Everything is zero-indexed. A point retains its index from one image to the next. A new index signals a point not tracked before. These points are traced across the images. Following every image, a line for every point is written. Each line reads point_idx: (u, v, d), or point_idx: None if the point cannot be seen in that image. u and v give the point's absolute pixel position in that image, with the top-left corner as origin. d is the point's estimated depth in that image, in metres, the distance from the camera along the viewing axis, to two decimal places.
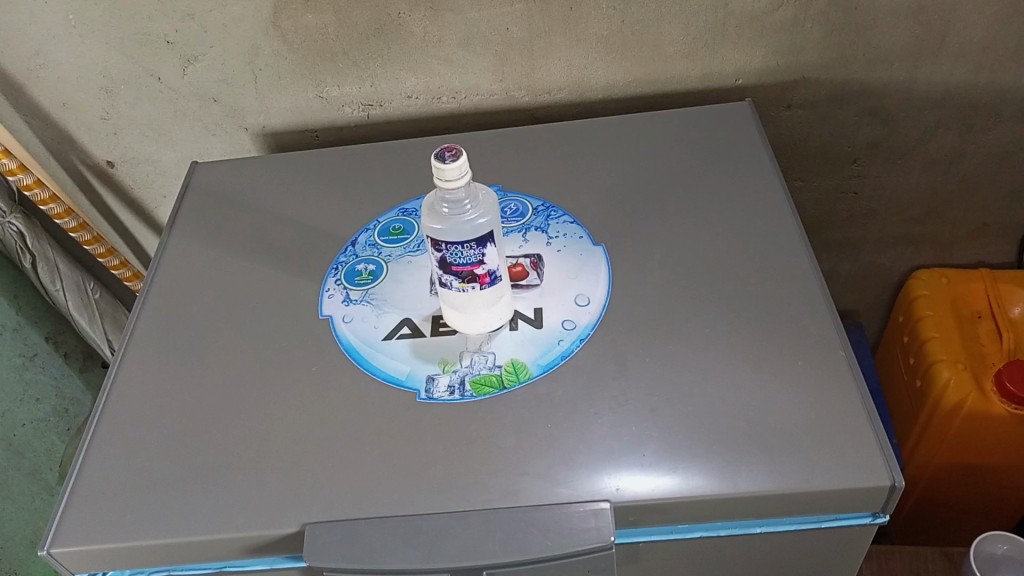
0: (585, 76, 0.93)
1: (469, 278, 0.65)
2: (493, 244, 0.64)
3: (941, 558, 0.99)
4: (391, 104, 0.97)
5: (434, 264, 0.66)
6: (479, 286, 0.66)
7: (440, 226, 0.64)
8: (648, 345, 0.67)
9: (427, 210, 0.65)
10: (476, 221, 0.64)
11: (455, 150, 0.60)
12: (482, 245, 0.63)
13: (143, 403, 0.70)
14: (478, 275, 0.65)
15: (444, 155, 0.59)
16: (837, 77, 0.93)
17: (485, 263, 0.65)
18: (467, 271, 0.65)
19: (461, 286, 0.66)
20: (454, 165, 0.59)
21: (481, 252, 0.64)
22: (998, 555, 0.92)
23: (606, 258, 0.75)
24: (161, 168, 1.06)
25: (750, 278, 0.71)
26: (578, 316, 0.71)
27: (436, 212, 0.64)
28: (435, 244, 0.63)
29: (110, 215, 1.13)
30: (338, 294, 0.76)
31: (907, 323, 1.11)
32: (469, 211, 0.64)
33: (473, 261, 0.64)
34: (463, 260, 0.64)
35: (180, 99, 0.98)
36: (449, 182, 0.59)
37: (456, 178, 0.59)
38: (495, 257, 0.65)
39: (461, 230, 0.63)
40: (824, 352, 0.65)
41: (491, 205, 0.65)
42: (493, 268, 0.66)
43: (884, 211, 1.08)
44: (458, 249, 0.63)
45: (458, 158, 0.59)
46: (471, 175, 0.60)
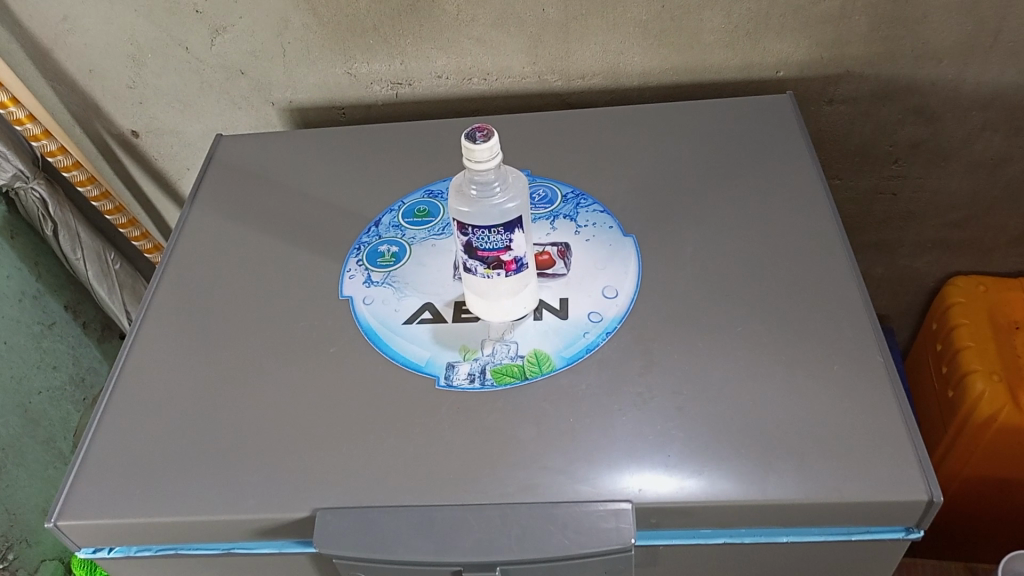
0: (620, 62, 0.91)
1: (494, 264, 0.63)
2: (521, 230, 0.62)
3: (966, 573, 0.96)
4: (420, 83, 0.95)
5: (459, 249, 0.64)
6: (505, 273, 0.64)
7: (467, 208, 0.62)
8: (676, 342, 0.65)
9: (455, 190, 0.63)
10: (505, 205, 0.62)
11: (486, 130, 0.58)
12: (509, 230, 0.61)
13: (157, 377, 0.69)
14: (503, 262, 0.63)
15: (474, 136, 0.57)
16: (881, 73, 0.89)
17: (511, 251, 0.63)
18: (493, 257, 0.63)
19: (485, 272, 0.64)
20: (484, 146, 0.57)
21: (508, 238, 0.61)
22: None
23: (636, 250, 0.73)
24: (186, 140, 1.05)
25: (787, 276, 0.68)
26: (605, 308, 0.68)
27: (464, 193, 0.62)
28: (461, 228, 0.61)
29: (133, 186, 1.12)
30: (359, 275, 0.74)
31: (941, 331, 1.08)
32: (498, 193, 0.62)
33: (499, 247, 0.62)
34: (490, 245, 0.62)
35: (206, 70, 0.96)
36: (479, 163, 0.57)
37: (485, 159, 0.57)
38: (523, 244, 0.63)
39: (489, 214, 0.61)
40: (861, 358, 0.62)
41: (522, 189, 0.63)
42: (520, 256, 0.64)
43: (923, 214, 1.05)
44: (485, 234, 0.61)
45: (489, 139, 0.57)
46: (501, 157, 0.58)
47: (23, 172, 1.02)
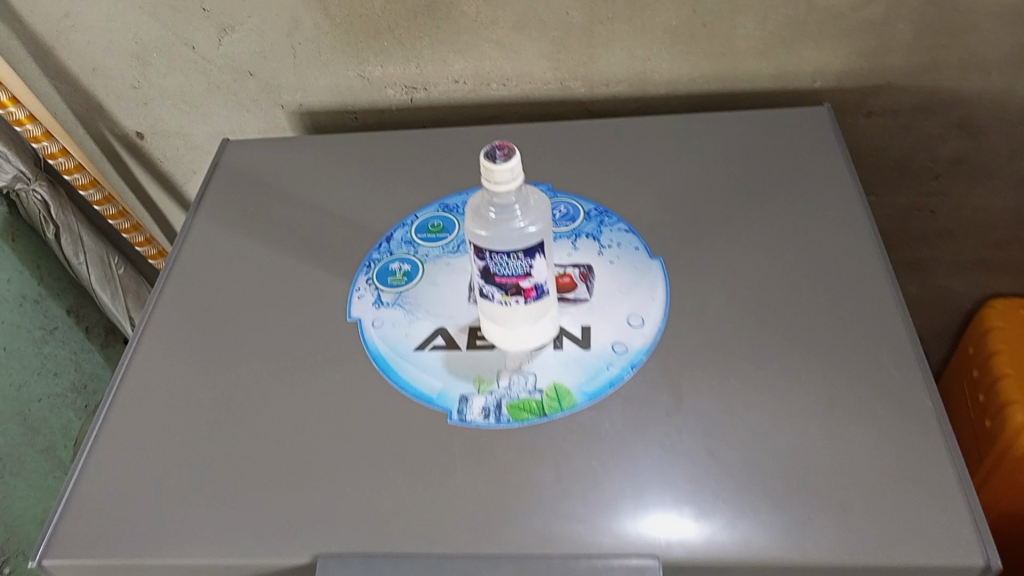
0: (648, 69, 0.86)
1: (513, 291, 0.58)
2: (543, 255, 0.57)
3: None
4: (436, 88, 0.91)
5: (476, 273, 0.59)
6: (524, 299, 0.59)
7: (485, 231, 0.57)
8: (706, 378, 0.60)
9: (472, 213, 0.58)
10: (528, 228, 0.57)
11: (507, 148, 0.53)
12: (530, 256, 0.56)
13: (153, 402, 0.65)
14: (523, 288, 0.58)
15: (494, 155, 0.52)
16: (925, 85, 0.84)
17: (531, 277, 0.58)
18: (512, 283, 0.58)
19: (503, 298, 0.59)
20: (505, 168, 0.52)
21: (529, 263, 0.56)
22: None
23: (664, 274, 0.68)
24: (191, 142, 1.01)
25: (826, 308, 0.64)
26: (631, 338, 0.64)
27: (482, 216, 0.58)
28: (478, 252, 0.56)
29: (138, 188, 1.09)
30: (368, 295, 0.70)
31: (979, 357, 1.04)
32: (521, 216, 0.57)
33: (519, 273, 0.57)
34: (509, 272, 0.57)
35: (213, 71, 0.92)
36: (500, 185, 0.52)
37: (506, 181, 0.52)
38: (545, 269, 0.58)
39: (510, 238, 0.57)
40: (908, 401, 0.57)
41: (545, 212, 0.59)
42: (541, 282, 0.59)
43: (962, 232, 1.00)
44: (503, 259, 0.56)
45: (510, 159, 0.52)
46: (523, 178, 0.53)
47: (24, 173, 0.96)
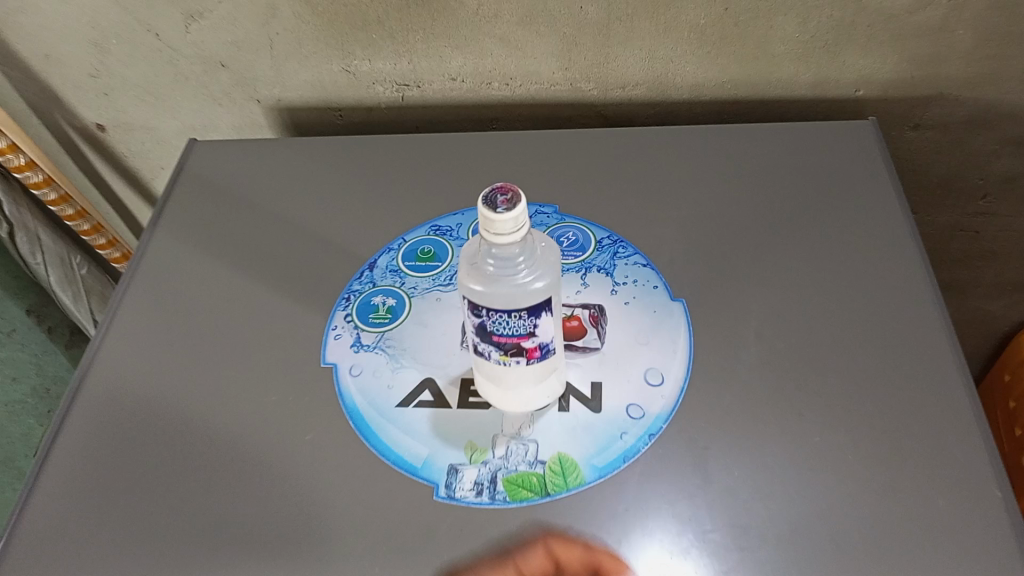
0: (669, 72, 0.76)
1: (512, 351, 0.50)
2: (549, 313, 0.48)
3: None
4: (431, 85, 0.81)
5: (470, 328, 0.50)
6: (525, 360, 0.50)
7: (481, 287, 0.49)
8: (735, 454, 0.52)
9: (467, 263, 0.50)
10: (533, 283, 0.49)
11: (511, 193, 0.44)
12: (534, 314, 0.47)
13: (95, 460, 0.57)
14: (525, 350, 0.50)
15: (496, 201, 0.43)
16: (982, 98, 0.74)
17: (534, 337, 0.49)
18: (512, 343, 0.49)
19: (500, 358, 0.50)
20: (507, 217, 0.43)
21: (533, 322, 0.48)
22: None
23: (687, 320, 0.59)
24: (159, 136, 0.91)
25: (875, 369, 0.55)
26: (648, 399, 0.55)
27: (478, 267, 0.49)
28: (473, 307, 0.48)
29: (101, 183, 0.99)
30: (346, 335, 0.61)
31: (1014, 388, 0.96)
32: (525, 270, 0.49)
33: (521, 333, 0.48)
34: (509, 331, 0.48)
35: (181, 61, 0.82)
36: (501, 237, 0.44)
37: (508, 232, 0.43)
38: (550, 327, 0.49)
39: (511, 296, 0.48)
40: (971, 492, 0.49)
41: (553, 265, 0.51)
42: (545, 341, 0.50)
43: (1007, 255, 0.91)
44: (503, 317, 0.47)
45: (515, 208, 0.43)
46: (528, 229, 0.44)
47: None
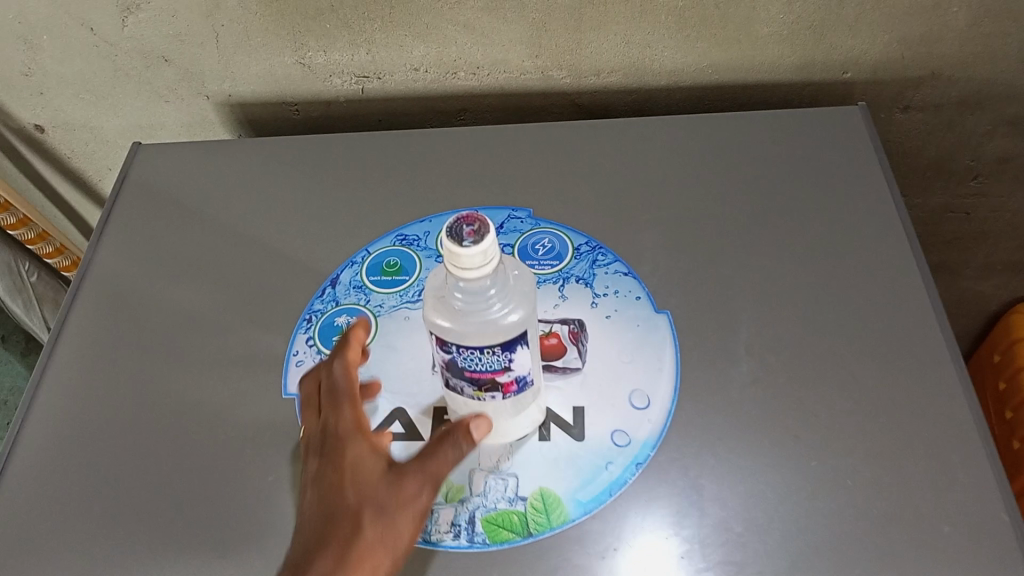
0: (646, 57, 0.71)
1: (487, 387, 0.46)
2: (527, 345, 0.44)
3: None
4: (392, 77, 0.75)
5: (439, 363, 0.46)
6: (500, 395, 0.47)
7: (449, 323, 0.44)
8: (729, 482, 0.49)
9: (433, 300, 0.46)
10: (508, 316, 0.44)
11: (478, 223, 0.39)
12: (510, 349, 0.43)
13: None
14: (501, 384, 0.46)
15: (461, 232, 0.39)
16: (976, 77, 0.71)
17: (511, 371, 0.45)
18: (487, 379, 0.45)
19: (474, 393, 0.47)
20: (476, 250, 0.38)
21: (509, 357, 0.44)
22: None
23: (672, 334, 0.55)
24: (103, 136, 0.85)
25: (873, 384, 0.52)
26: (634, 425, 0.52)
27: (446, 303, 0.45)
28: (442, 343, 0.43)
29: (45, 186, 0.93)
30: (309, 362, 0.58)
31: (1005, 367, 0.93)
32: (498, 302, 0.44)
33: (495, 368, 0.44)
34: (483, 367, 0.44)
35: (120, 57, 0.75)
36: (470, 270, 0.39)
37: (477, 266, 0.39)
38: (528, 360, 0.45)
39: (483, 332, 0.43)
40: (979, 515, 0.47)
41: (528, 294, 0.46)
42: (522, 374, 0.46)
43: (998, 235, 0.88)
44: (476, 353, 0.43)
45: (482, 239, 0.39)
46: (498, 262, 0.40)
47: None
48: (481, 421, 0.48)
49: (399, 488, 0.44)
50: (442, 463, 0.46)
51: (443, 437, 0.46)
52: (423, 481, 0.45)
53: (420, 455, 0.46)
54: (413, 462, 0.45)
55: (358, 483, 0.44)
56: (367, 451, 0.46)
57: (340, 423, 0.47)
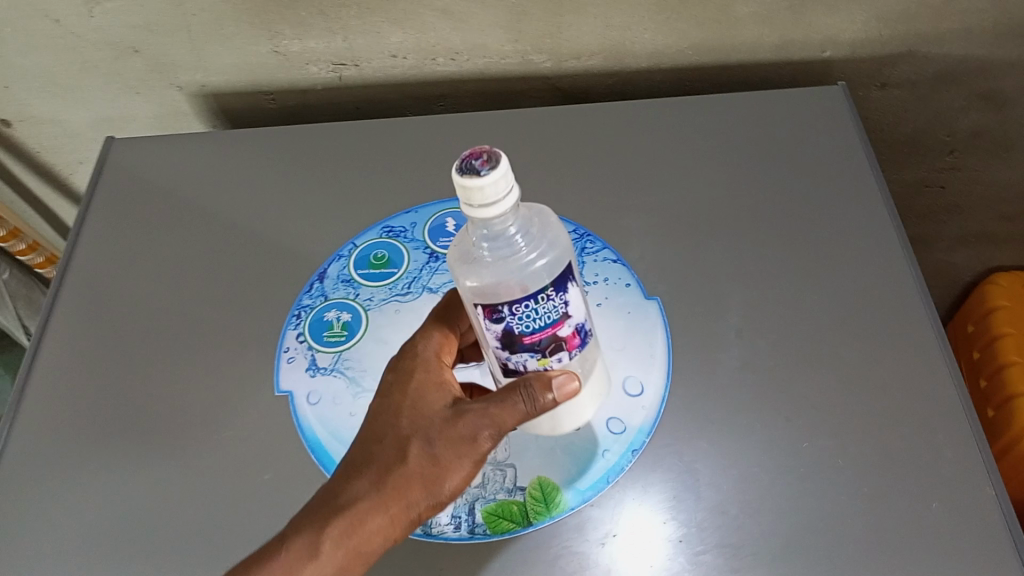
0: (626, 40, 0.71)
1: (552, 348, 0.45)
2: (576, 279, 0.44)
3: None
4: (370, 64, 0.74)
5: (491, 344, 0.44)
6: (566, 353, 0.46)
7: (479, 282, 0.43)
8: (725, 462, 0.50)
9: (457, 261, 0.44)
10: (534, 259, 0.43)
11: (485, 155, 0.37)
12: (561, 288, 0.43)
13: None
14: (565, 341, 0.45)
15: (474, 163, 0.37)
16: (952, 54, 0.71)
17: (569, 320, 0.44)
18: (548, 338, 0.44)
19: (540, 364, 0.45)
20: (496, 176, 0.36)
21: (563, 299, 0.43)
22: None
23: (663, 320, 0.56)
24: (71, 129, 0.83)
25: (860, 364, 0.53)
26: (628, 412, 0.52)
27: (472, 260, 0.44)
28: (493, 312, 0.42)
29: (12, 181, 0.90)
30: (300, 358, 0.57)
31: (979, 335, 0.95)
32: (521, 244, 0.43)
33: (554, 319, 0.43)
34: (543, 322, 0.43)
35: (88, 48, 0.73)
36: (494, 206, 0.37)
37: (501, 196, 0.37)
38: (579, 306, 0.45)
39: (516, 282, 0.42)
40: (967, 487, 0.48)
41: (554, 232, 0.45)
42: (579, 322, 0.45)
43: (971, 207, 0.89)
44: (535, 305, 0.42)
45: (495, 167, 0.36)
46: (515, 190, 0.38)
47: None
48: (566, 378, 0.43)
49: (453, 425, 0.44)
50: (509, 411, 0.43)
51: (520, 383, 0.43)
52: (481, 423, 0.44)
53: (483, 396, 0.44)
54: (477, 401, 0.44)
55: (412, 413, 0.45)
56: (432, 386, 0.46)
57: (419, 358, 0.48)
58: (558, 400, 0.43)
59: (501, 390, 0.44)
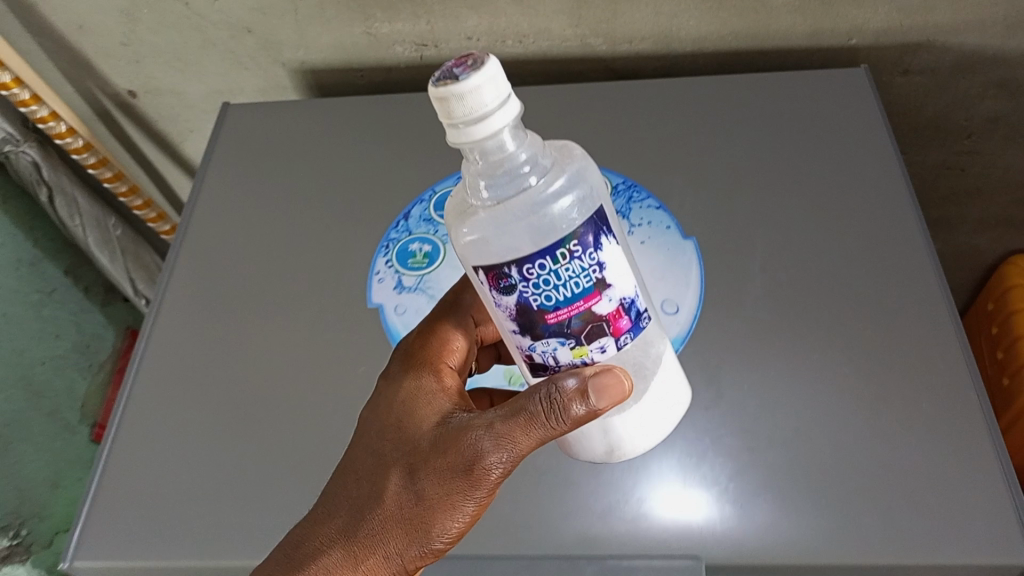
0: (673, 26, 0.81)
1: (590, 329, 0.42)
2: (614, 237, 0.41)
3: None
4: (448, 44, 0.85)
5: (518, 329, 0.42)
6: (609, 332, 0.42)
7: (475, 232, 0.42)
8: (745, 367, 0.59)
9: (451, 216, 0.44)
10: (545, 199, 0.42)
11: (473, 63, 0.37)
12: (590, 247, 0.40)
13: (174, 396, 0.64)
14: (606, 323, 0.42)
15: (451, 71, 0.37)
16: (966, 43, 0.79)
17: (609, 294, 0.41)
18: (583, 319, 0.41)
19: (575, 355, 0.43)
20: (477, 81, 0.36)
21: (597, 264, 0.40)
22: None
23: (698, 256, 0.65)
24: (186, 101, 0.96)
25: (868, 295, 0.61)
26: (665, 326, 0.62)
27: (467, 210, 0.43)
28: (503, 280, 0.40)
29: (132, 147, 1.03)
30: (389, 279, 0.68)
31: (999, 312, 1.01)
32: (527, 181, 0.42)
33: (587, 288, 0.41)
34: (570, 294, 0.41)
35: (209, 28, 0.86)
36: (480, 119, 0.37)
37: (483, 101, 0.36)
38: (625, 277, 0.42)
39: (518, 230, 0.41)
40: (954, 396, 0.56)
41: (582, 168, 0.44)
42: (625, 299, 0.42)
43: (991, 191, 0.96)
44: (555, 271, 0.40)
45: (481, 72, 0.36)
46: (502, 102, 0.37)
47: (12, 135, 0.95)
48: (600, 387, 0.41)
49: (448, 448, 0.45)
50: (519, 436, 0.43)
51: (537, 393, 0.42)
52: (482, 443, 0.44)
53: (485, 413, 0.45)
54: (478, 420, 0.45)
55: (406, 439, 0.47)
56: (429, 405, 0.48)
57: (417, 380, 0.50)
58: (598, 408, 0.41)
59: (512, 410, 0.44)
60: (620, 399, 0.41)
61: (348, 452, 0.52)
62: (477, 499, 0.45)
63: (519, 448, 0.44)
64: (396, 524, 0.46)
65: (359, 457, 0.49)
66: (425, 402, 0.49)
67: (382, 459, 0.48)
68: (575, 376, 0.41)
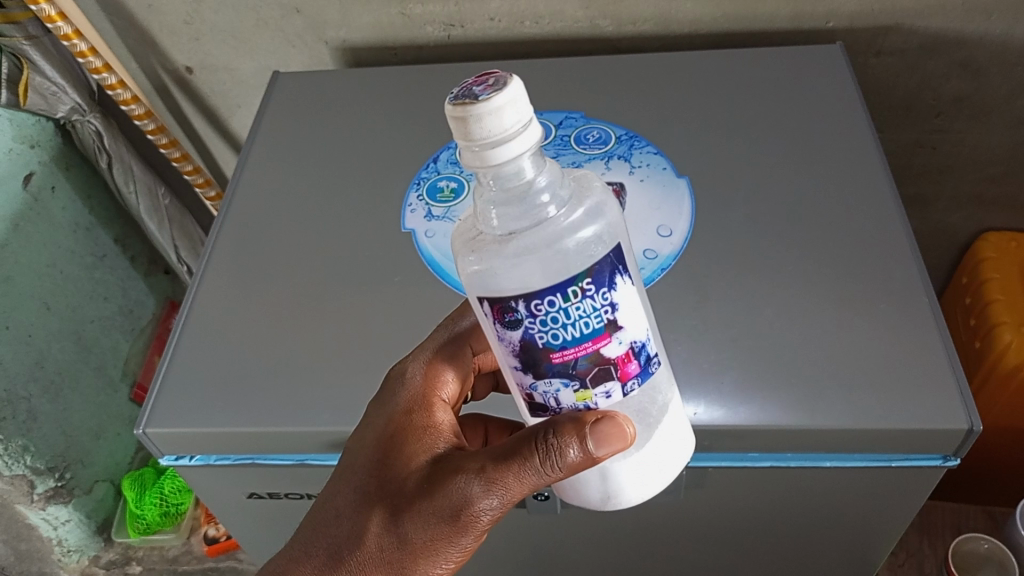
0: (672, 9, 0.92)
1: (598, 373, 0.46)
2: (627, 277, 0.45)
3: (951, 534, 1.06)
4: (473, 25, 0.96)
5: (523, 368, 0.47)
6: (618, 372, 0.47)
7: (481, 263, 0.45)
8: (728, 277, 0.68)
9: (462, 240, 0.47)
10: (559, 233, 0.44)
11: (497, 85, 0.40)
12: (602, 287, 0.44)
13: (230, 303, 0.73)
14: (613, 367, 0.46)
15: (473, 90, 0.40)
16: (930, 26, 0.90)
17: (619, 336, 0.46)
18: (589, 361, 0.46)
19: (580, 398, 0.47)
20: (501, 102, 0.39)
21: (608, 305, 0.45)
22: (981, 551, 0.97)
23: (690, 191, 0.75)
24: (237, 77, 1.07)
25: (837, 220, 0.70)
26: (659, 246, 0.71)
27: (477, 240, 0.46)
28: (509, 313, 0.44)
29: (184, 121, 1.15)
30: (420, 209, 0.77)
31: (971, 284, 1.08)
32: (542, 212, 0.44)
33: (598, 332, 0.45)
34: (578, 334, 0.45)
35: (262, 7, 0.97)
36: (498, 139, 0.39)
37: (502, 121, 0.39)
38: (636, 323, 0.46)
39: (525, 260, 0.44)
40: (907, 298, 0.65)
41: (601, 203, 0.46)
42: (636, 343, 0.47)
43: (961, 168, 1.05)
44: (564, 309, 0.44)
45: (501, 95, 0.39)
46: (522, 125, 0.40)
47: (80, 105, 1.06)
48: (598, 434, 0.45)
49: (435, 491, 0.50)
50: (511, 479, 0.48)
51: (532, 438, 0.47)
52: (472, 487, 0.49)
53: (475, 457, 0.50)
54: (470, 464, 0.49)
55: (394, 479, 0.52)
56: (420, 446, 0.53)
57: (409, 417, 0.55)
58: (594, 453, 0.45)
59: (504, 456, 0.48)
60: (619, 446, 0.45)
61: (332, 480, 0.56)
62: (465, 537, 0.50)
63: (505, 493, 0.49)
64: (376, 565, 0.51)
65: (341, 493, 0.54)
66: (416, 440, 0.54)
67: (367, 498, 0.52)
68: (575, 419, 0.46)
